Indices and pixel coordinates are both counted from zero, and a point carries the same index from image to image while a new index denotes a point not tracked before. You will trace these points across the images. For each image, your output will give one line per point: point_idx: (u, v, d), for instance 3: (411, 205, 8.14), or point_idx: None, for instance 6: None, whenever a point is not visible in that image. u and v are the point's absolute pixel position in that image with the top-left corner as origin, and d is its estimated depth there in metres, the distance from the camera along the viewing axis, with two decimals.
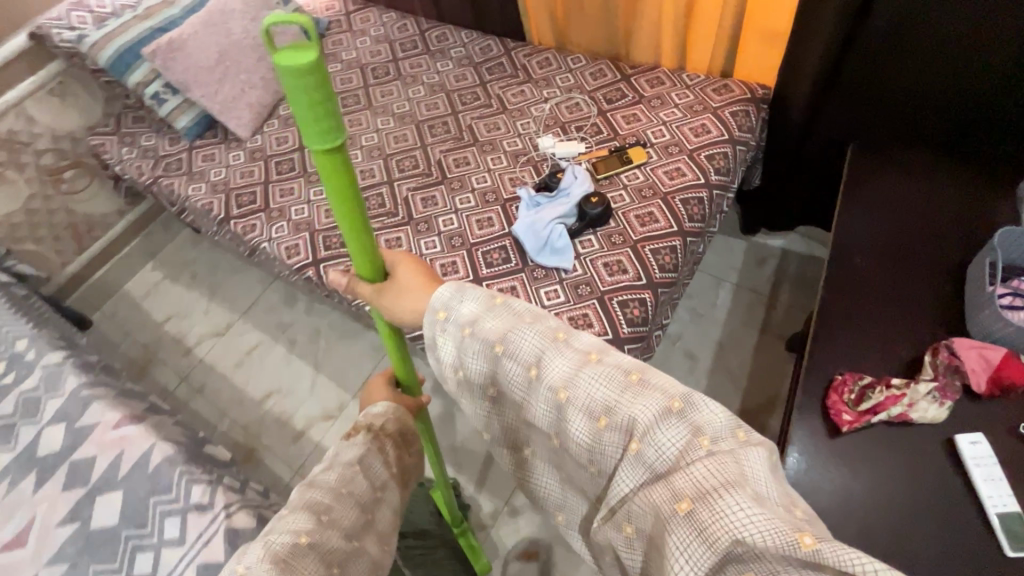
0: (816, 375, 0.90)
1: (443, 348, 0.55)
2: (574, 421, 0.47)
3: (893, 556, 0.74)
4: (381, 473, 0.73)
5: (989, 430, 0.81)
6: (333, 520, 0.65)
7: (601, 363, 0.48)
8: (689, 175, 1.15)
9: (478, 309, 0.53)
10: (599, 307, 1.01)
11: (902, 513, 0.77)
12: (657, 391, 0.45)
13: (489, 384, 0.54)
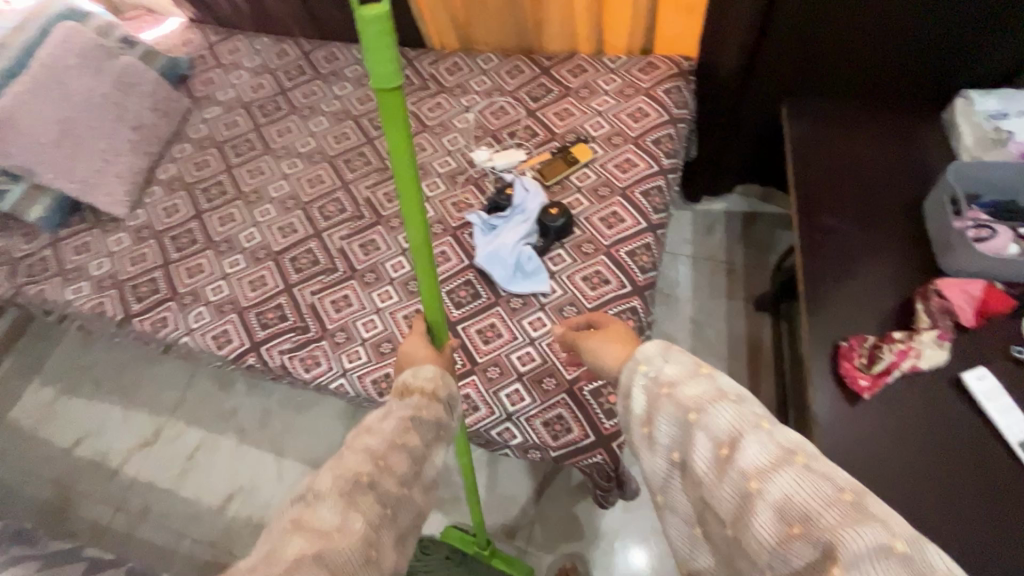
0: (821, 346, 0.88)
1: (635, 399, 0.52)
2: (759, 518, 0.39)
3: (944, 513, 0.74)
4: (434, 428, 0.58)
5: (987, 360, 0.84)
6: (393, 462, 0.52)
7: (807, 468, 0.40)
8: (641, 164, 1.10)
9: (682, 373, 0.50)
10: None
11: (942, 467, 0.77)
12: (874, 520, 0.36)
13: (674, 449, 0.47)
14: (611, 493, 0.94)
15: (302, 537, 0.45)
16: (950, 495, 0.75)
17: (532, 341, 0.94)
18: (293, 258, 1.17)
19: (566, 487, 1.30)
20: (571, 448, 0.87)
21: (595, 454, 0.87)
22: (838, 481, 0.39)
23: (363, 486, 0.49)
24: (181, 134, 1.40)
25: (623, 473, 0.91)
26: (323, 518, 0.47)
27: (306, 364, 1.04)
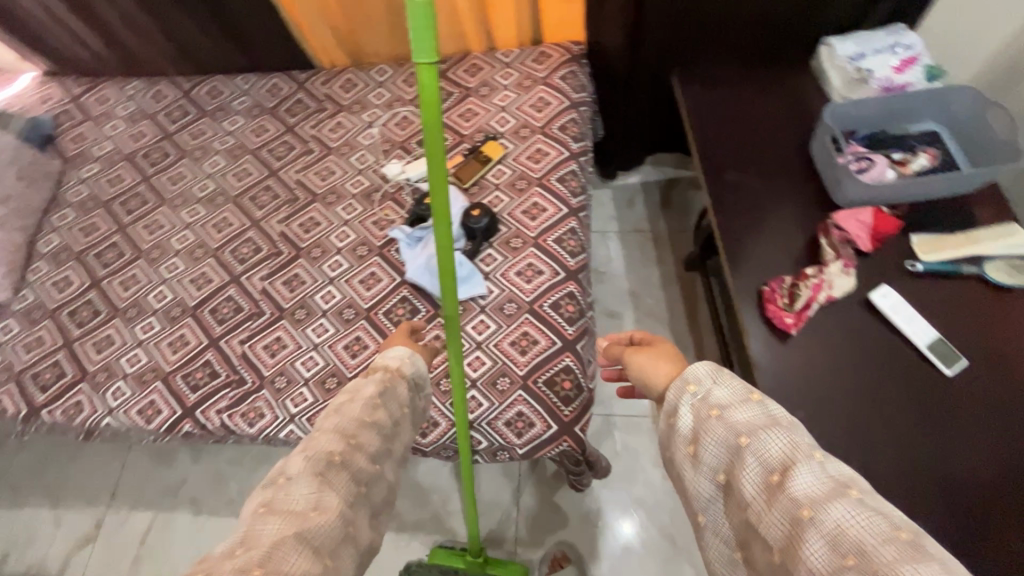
0: (747, 294, 0.94)
1: (683, 417, 0.58)
2: (811, 546, 0.44)
3: (880, 429, 0.82)
4: (398, 411, 0.69)
5: (888, 278, 0.92)
6: (361, 444, 0.62)
7: (861, 504, 0.44)
8: (552, 152, 1.12)
9: (733, 398, 0.55)
10: (535, 320, 0.94)
11: (876, 388, 0.85)
12: (930, 559, 0.40)
13: (723, 471, 0.53)
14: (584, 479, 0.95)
15: (280, 515, 0.51)
16: (879, 425, 0.82)
17: (479, 345, 0.94)
18: (213, 309, 1.10)
19: (543, 481, 1.31)
20: (537, 444, 0.87)
21: (561, 443, 0.87)
22: (890, 518, 0.43)
23: (335, 466, 0.58)
24: (59, 199, 1.27)
25: (591, 456, 0.91)
26: (299, 498, 0.54)
27: (249, 418, 0.98)
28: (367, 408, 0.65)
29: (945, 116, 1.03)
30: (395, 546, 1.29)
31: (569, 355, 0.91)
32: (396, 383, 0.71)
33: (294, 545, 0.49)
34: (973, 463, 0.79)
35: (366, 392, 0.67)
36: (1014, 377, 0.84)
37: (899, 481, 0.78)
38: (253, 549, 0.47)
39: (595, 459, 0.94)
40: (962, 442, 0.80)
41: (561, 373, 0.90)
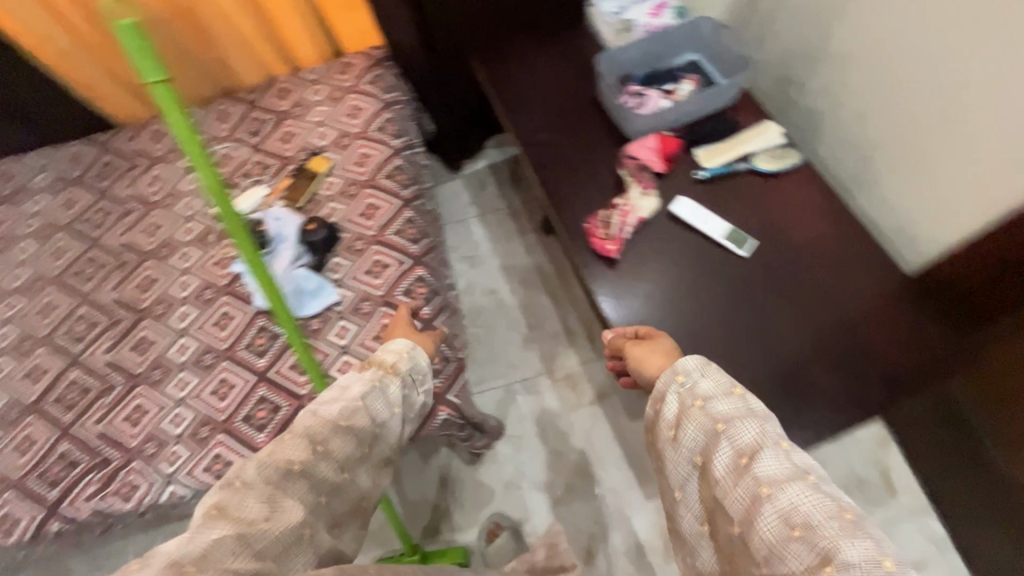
0: (576, 235, 1.04)
1: (669, 404, 0.65)
2: (766, 517, 0.51)
3: (732, 337, 0.95)
4: (384, 411, 0.72)
5: (683, 190, 1.06)
6: (331, 449, 0.64)
7: (817, 488, 0.52)
8: (375, 153, 1.16)
9: (716, 390, 0.63)
10: (390, 309, 0.98)
11: (730, 306, 0.97)
12: (873, 543, 0.48)
13: (700, 453, 0.61)
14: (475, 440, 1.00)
15: (227, 523, 0.55)
16: (704, 321, 0.96)
17: (345, 348, 0.96)
18: (58, 398, 1.02)
19: (462, 465, 1.33)
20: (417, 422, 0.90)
21: (438, 414, 0.91)
22: (844, 506, 0.52)
23: (295, 475, 0.61)
24: None
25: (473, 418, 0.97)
26: (249, 507, 0.56)
27: (123, 494, 0.92)
28: (350, 414, 0.68)
29: (699, 45, 1.20)
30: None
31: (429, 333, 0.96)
32: (387, 381, 0.74)
33: (234, 550, 0.53)
34: (790, 339, 0.95)
35: (353, 391, 0.70)
36: (849, 278, 0.99)
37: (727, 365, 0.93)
38: (186, 551, 0.51)
39: (479, 421, 0.99)
40: (765, 317, 0.96)
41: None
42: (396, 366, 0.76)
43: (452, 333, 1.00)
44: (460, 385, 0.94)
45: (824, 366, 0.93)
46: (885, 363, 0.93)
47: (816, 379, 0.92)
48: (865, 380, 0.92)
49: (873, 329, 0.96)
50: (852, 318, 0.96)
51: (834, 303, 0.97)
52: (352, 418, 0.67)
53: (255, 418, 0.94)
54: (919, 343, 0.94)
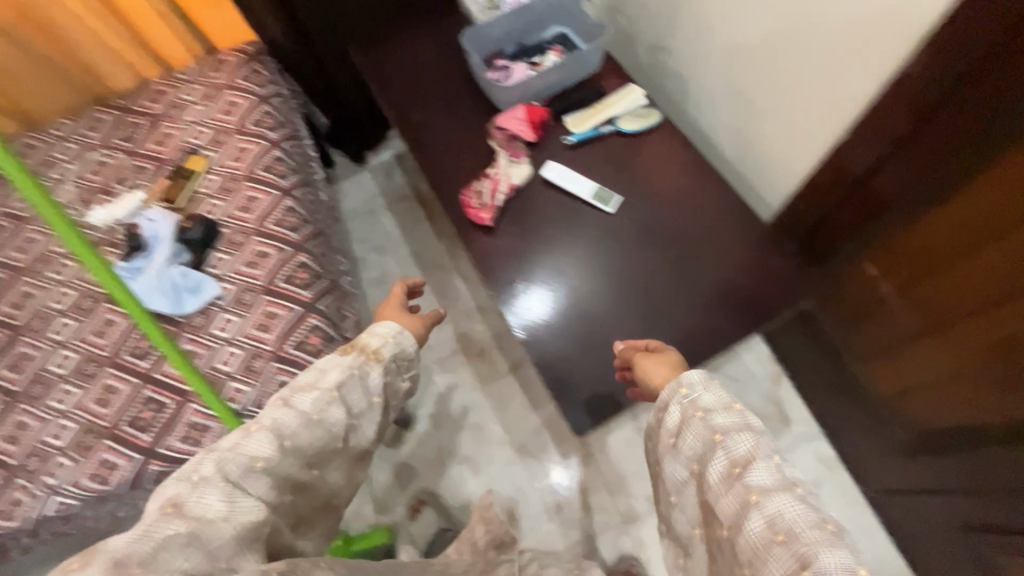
0: (454, 208, 1.07)
1: (672, 412, 0.73)
2: (754, 521, 0.61)
3: (635, 301, 1.01)
4: (361, 400, 0.76)
5: (554, 156, 1.11)
6: (297, 445, 0.69)
7: (801, 498, 0.61)
8: (252, 147, 1.15)
9: (715, 405, 0.71)
10: (272, 297, 0.98)
11: (634, 273, 1.03)
12: (845, 548, 0.57)
13: (695, 461, 0.70)
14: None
15: (182, 520, 0.59)
16: (571, 280, 1.03)
17: (229, 340, 0.96)
18: None
19: (385, 449, 1.36)
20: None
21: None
22: (822, 517, 0.60)
23: (257, 471, 0.66)
24: None
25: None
26: (209, 505, 0.61)
27: (8, 513, 0.90)
28: (324, 412, 0.72)
29: (563, 17, 1.24)
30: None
31: (312, 316, 0.97)
32: (364, 371, 0.77)
33: (184, 548, 0.57)
34: (686, 297, 1.01)
35: (331, 384, 0.74)
36: (739, 235, 1.05)
37: (594, 318, 1.00)
38: (137, 547, 0.55)
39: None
40: (629, 270, 1.03)
41: (308, 333, 0.95)
42: (380, 354, 0.80)
43: (338, 315, 1.01)
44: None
45: (682, 310, 1.01)
46: (733, 303, 1.01)
47: (672, 324, 1.00)
48: (715, 321, 1.00)
49: (779, 287, 1.01)
50: (707, 263, 1.03)
51: (728, 260, 1.04)
52: (324, 416, 0.72)
53: (140, 419, 0.93)
54: (766, 279, 1.02)
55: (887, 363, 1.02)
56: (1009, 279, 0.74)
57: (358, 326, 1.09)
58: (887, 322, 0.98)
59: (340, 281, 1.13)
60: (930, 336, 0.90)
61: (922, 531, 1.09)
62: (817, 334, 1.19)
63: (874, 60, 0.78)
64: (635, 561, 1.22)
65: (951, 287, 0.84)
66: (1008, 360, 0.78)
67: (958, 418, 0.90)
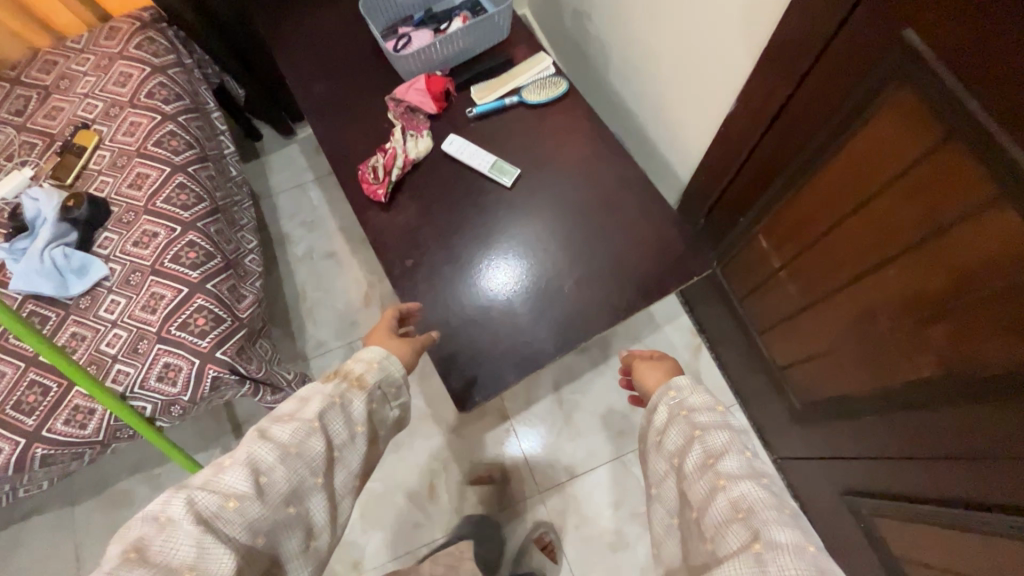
0: (352, 182, 1.04)
1: (662, 412, 0.84)
2: (720, 501, 0.69)
3: (561, 276, 0.98)
4: (343, 430, 0.72)
5: (456, 128, 1.08)
6: (272, 483, 0.64)
7: (765, 486, 0.69)
8: (145, 121, 1.11)
9: (698, 405, 0.82)
10: (159, 278, 0.96)
11: (567, 250, 1.00)
12: (795, 527, 0.64)
13: (676, 455, 0.79)
14: (265, 395, 1.02)
15: (144, 570, 0.55)
16: (471, 253, 1.00)
17: (115, 322, 0.94)
18: None
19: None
20: (192, 383, 0.92)
21: (209, 372, 0.92)
22: (783, 501, 0.68)
23: (229, 512, 0.61)
24: None
25: (257, 374, 0.99)
26: (175, 552, 0.56)
27: None
28: (300, 444, 0.67)
29: None
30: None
31: (199, 296, 0.95)
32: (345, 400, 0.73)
33: None
34: (612, 273, 0.99)
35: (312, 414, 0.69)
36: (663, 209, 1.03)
37: (491, 292, 0.97)
38: None
39: (268, 378, 1.02)
40: (529, 243, 1.01)
41: (194, 314, 0.94)
42: (362, 382, 0.76)
43: (230, 295, 1.00)
44: (235, 345, 0.95)
45: (582, 285, 0.98)
46: (632, 278, 0.99)
47: (571, 299, 0.97)
48: (616, 295, 0.97)
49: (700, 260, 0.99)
50: (610, 235, 1.01)
51: (654, 234, 1.01)
52: (298, 447, 0.67)
53: (24, 403, 0.91)
54: (667, 251, 1.00)
55: (782, 333, 1.03)
56: (874, 248, 0.74)
57: (259, 305, 1.08)
58: (780, 293, 0.98)
59: (242, 260, 1.11)
60: (815, 307, 0.90)
61: (818, 495, 1.12)
62: (730, 309, 1.19)
63: (749, 25, 0.76)
64: (548, 529, 1.24)
65: (825, 257, 0.83)
66: (876, 329, 0.78)
67: (843, 388, 0.91)
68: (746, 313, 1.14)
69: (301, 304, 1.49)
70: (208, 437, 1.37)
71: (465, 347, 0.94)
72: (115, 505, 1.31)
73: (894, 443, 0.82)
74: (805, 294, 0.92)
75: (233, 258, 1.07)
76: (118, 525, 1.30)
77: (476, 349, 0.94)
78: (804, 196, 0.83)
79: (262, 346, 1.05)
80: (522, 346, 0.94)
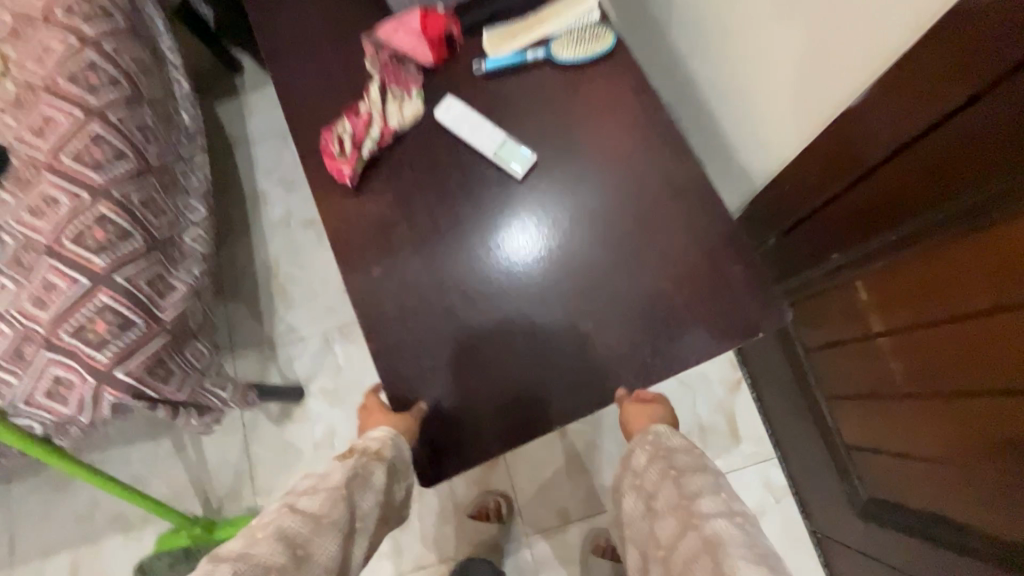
0: (313, 154, 0.78)
1: (637, 457, 0.67)
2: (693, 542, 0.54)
3: (586, 300, 0.72)
4: (367, 503, 0.63)
5: (457, 90, 0.80)
6: (310, 558, 0.54)
7: (739, 524, 0.55)
8: (56, 44, 0.85)
9: (678, 444, 0.66)
10: (56, 263, 0.74)
11: (597, 264, 0.73)
12: (766, 564, 0.50)
13: (651, 498, 0.63)
14: (188, 419, 0.82)
15: None
16: (459, 266, 0.74)
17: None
18: None
19: (269, 424, 1.19)
20: (88, 405, 0.73)
21: (105, 397, 0.73)
22: (759, 539, 0.53)
23: None
24: None
25: (176, 397, 0.78)
26: None
27: None
28: (331, 514, 0.58)
29: None
30: (124, 541, 1.14)
31: (103, 292, 0.74)
32: (361, 468, 0.63)
33: None
34: (651, 305, 0.72)
35: (338, 482, 0.61)
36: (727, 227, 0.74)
37: (479, 322, 0.73)
38: None
39: (193, 397, 0.81)
40: (537, 260, 0.74)
41: (92, 316, 0.73)
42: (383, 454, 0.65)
43: (150, 291, 0.78)
44: (148, 360, 0.75)
45: (603, 327, 0.72)
46: (674, 326, 0.72)
47: (584, 343, 0.72)
48: (648, 346, 0.72)
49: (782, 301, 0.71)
50: (649, 260, 0.73)
51: (712, 256, 0.73)
52: (330, 517, 0.58)
53: None
54: (728, 290, 0.72)
55: (860, 408, 0.80)
56: None
57: (196, 299, 0.86)
58: (875, 361, 0.74)
59: (177, 239, 0.88)
60: (929, 398, 0.66)
61: None
62: (787, 354, 0.94)
63: None
64: None
65: (970, 342, 0.59)
66: (1022, 465, 0.55)
67: (934, 500, 0.70)
68: (811, 365, 0.89)
69: (273, 280, 1.26)
70: (159, 425, 1.19)
71: (438, 395, 0.71)
72: (54, 490, 1.17)
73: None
74: (916, 376, 0.68)
75: (164, 239, 0.85)
76: (57, 512, 1.16)
77: (452, 400, 0.71)
78: (962, 251, 0.58)
79: (195, 352, 0.83)
80: (513, 399, 0.71)
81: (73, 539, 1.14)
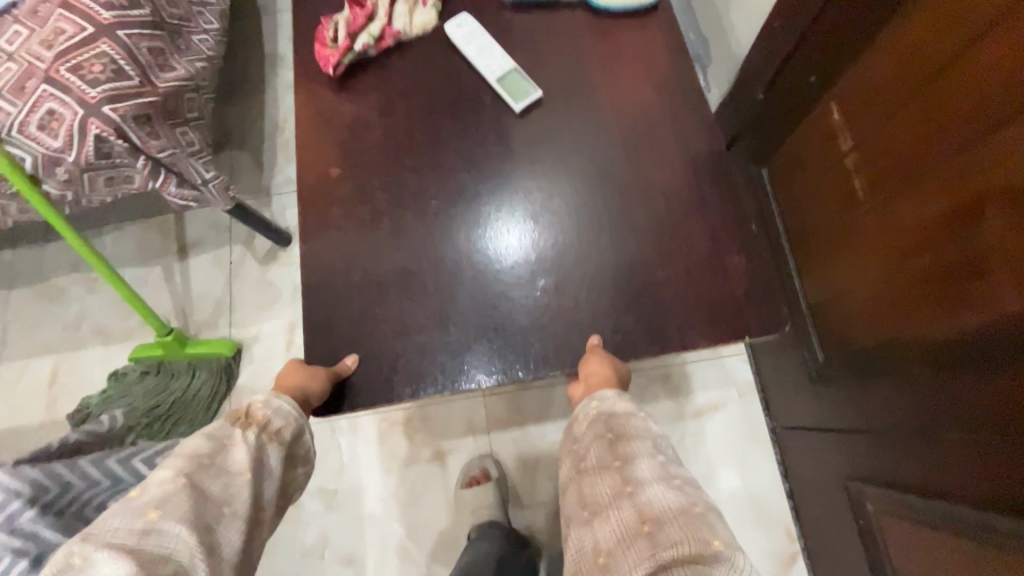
0: (303, 40, 0.71)
1: (580, 422, 0.55)
2: (621, 508, 0.45)
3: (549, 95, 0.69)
4: (275, 474, 0.51)
5: (475, 9, 0.73)
6: (214, 540, 0.43)
7: (676, 487, 0.46)
8: None
9: (624, 408, 0.54)
10: (67, 14, 0.69)
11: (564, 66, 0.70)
12: (703, 520, 0.42)
13: (587, 460, 0.51)
14: (166, 183, 0.79)
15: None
16: (430, 184, 0.65)
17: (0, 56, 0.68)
18: None
19: (251, 263, 1.05)
20: (75, 138, 0.69)
21: (91, 129, 0.69)
22: (698, 504, 0.45)
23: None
24: None
25: (157, 154, 0.75)
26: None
27: None
28: (237, 503, 0.46)
29: None
30: (99, 357, 0.99)
31: (105, 42, 0.69)
32: (267, 451, 0.51)
33: None
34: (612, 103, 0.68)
35: (243, 463, 0.48)
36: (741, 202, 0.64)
37: (428, 252, 0.63)
38: None
39: (174, 164, 0.77)
40: (510, 166, 0.66)
41: (90, 59, 0.68)
42: (286, 437, 0.53)
43: (150, 58, 0.73)
44: (136, 108, 0.71)
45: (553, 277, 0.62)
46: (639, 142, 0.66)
47: (541, 299, 0.61)
48: (615, 320, 0.60)
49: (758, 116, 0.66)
50: (639, 228, 0.63)
51: (712, 220, 0.63)
52: (237, 503, 0.46)
53: None
54: (723, 281, 0.61)
55: (826, 246, 0.70)
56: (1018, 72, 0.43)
57: (194, 92, 0.81)
58: (844, 180, 0.65)
59: (183, 31, 0.82)
60: (903, 215, 0.57)
61: (823, 493, 0.78)
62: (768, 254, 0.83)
63: None
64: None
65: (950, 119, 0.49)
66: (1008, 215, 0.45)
67: (905, 328, 0.58)
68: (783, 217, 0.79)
69: (278, 134, 1.15)
70: (152, 250, 1.06)
71: (364, 316, 0.60)
72: (45, 298, 1.04)
73: (978, 460, 0.50)
74: (888, 200, 0.58)
75: (172, 27, 0.79)
76: (40, 321, 1.02)
77: (375, 326, 0.60)
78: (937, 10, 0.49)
79: (183, 135, 0.79)
80: (453, 326, 0.60)
81: (48, 350, 1.00)
